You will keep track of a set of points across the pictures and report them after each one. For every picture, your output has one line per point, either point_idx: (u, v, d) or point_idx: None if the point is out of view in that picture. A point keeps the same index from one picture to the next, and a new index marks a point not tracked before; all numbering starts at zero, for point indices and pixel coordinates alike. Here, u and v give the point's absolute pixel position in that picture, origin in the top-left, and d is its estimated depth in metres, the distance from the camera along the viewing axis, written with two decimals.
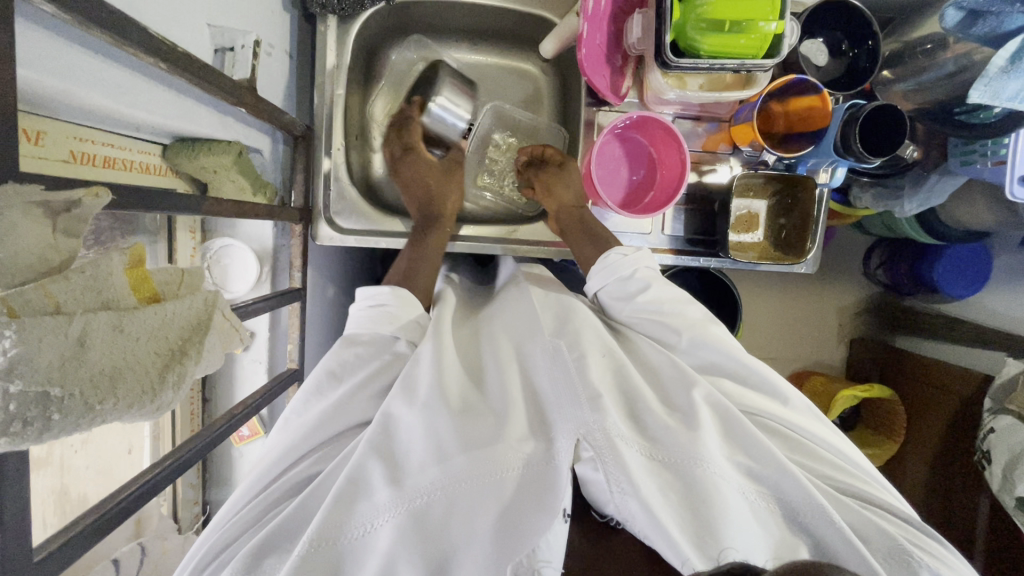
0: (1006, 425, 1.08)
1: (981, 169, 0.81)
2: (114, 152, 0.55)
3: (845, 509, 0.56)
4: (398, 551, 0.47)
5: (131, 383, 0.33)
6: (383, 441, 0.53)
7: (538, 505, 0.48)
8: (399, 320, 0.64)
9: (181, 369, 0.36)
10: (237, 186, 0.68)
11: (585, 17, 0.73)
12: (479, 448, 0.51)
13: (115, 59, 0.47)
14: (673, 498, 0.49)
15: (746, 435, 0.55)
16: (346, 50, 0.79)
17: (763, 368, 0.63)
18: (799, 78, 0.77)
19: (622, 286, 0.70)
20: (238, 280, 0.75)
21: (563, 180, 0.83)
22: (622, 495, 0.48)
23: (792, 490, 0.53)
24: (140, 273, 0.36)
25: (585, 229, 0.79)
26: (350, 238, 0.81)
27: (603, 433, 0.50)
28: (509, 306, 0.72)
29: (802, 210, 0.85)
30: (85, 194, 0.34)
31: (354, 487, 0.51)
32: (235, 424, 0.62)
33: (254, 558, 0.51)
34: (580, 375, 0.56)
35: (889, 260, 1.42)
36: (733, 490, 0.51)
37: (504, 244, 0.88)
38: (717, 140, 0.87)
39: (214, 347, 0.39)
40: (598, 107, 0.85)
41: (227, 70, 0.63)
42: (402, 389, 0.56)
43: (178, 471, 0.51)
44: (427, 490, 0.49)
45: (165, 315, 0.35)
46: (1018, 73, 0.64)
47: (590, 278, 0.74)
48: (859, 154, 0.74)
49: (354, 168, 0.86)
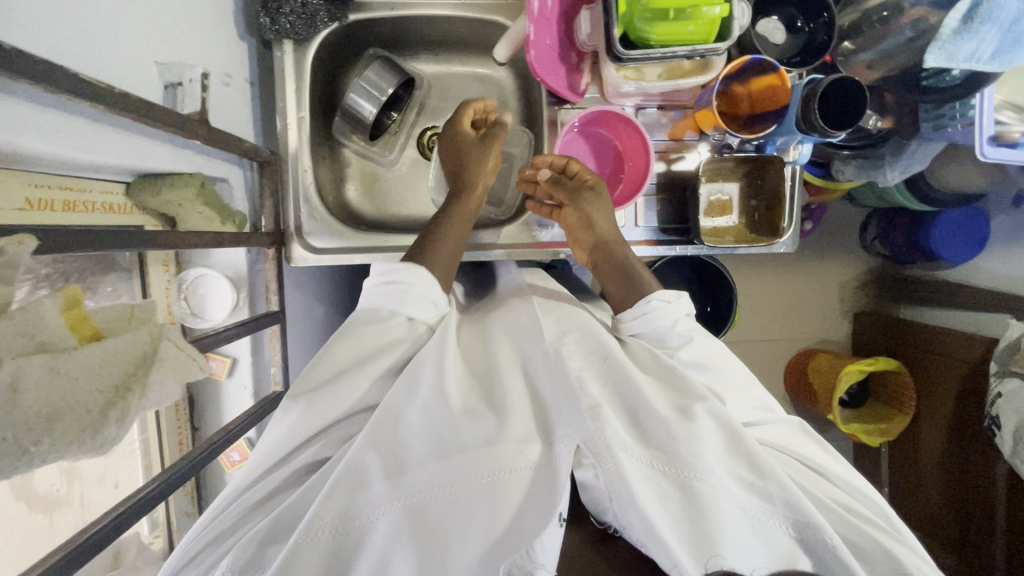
0: (1013, 388, 1.06)
1: (952, 133, 0.81)
2: (73, 195, 0.57)
3: (836, 521, 0.59)
4: (396, 545, 0.51)
5: (71, 422, 0.35)
6: (384, 440, 0.57)
7: (539, 504, 0.49)
8: (410, 295, 0.67)
9: (124, 404, 0.38)
10: (204, 216, 0.69)
11: (531, 20, 0.73)
12: (478, 448, 0.53)
13: (52, 105, 0.48)
14: (675, 509, 0.50)
15: (748, 449, 0.56)
16: (304, 72, 0.80)
17: (757, 396, 0.68)
18: (755, 58, 0.76)
19: (662, 337, 0.71)
20: (215, 307, 0.76)
21: (597, 207, 0.80)
22: (623, 505, 0.50)
23: (792, 507, 0.54)
24: (79, 315, 0.38)
25: (619, 269, 0.77)
26: (324, 256, 0.82)
27: (603, 441, 0.51)
28: (512, 311, 0.73)
29: (773, 188, 0.85)
30: (10, 242, 0.35)
31: (356, 480, 0.54)
32: (215, 449, 0.64)
33: (263, 541, 0.55)
34: (579, 386, 0.56)
35: (885, 230, 1.40)
36: (733, 504, 0.52)
37: (504, 250, 0.88)
38: (684, 127, 0.86)
39: (160, 381, 0.41)
40: (559, 106, 0.85)
41: (179, 106, 0.63)
42: (405, 385, 0.61)
43: (164, 491, 0.55)
44: (424, 485, 0.52)
45: (106, 353, 0.38)
46: (971, 33, 0.63)
47: (624, 318, 0.73)
48: (821, 129, 0.73)
49: (326, 188, 0.87)
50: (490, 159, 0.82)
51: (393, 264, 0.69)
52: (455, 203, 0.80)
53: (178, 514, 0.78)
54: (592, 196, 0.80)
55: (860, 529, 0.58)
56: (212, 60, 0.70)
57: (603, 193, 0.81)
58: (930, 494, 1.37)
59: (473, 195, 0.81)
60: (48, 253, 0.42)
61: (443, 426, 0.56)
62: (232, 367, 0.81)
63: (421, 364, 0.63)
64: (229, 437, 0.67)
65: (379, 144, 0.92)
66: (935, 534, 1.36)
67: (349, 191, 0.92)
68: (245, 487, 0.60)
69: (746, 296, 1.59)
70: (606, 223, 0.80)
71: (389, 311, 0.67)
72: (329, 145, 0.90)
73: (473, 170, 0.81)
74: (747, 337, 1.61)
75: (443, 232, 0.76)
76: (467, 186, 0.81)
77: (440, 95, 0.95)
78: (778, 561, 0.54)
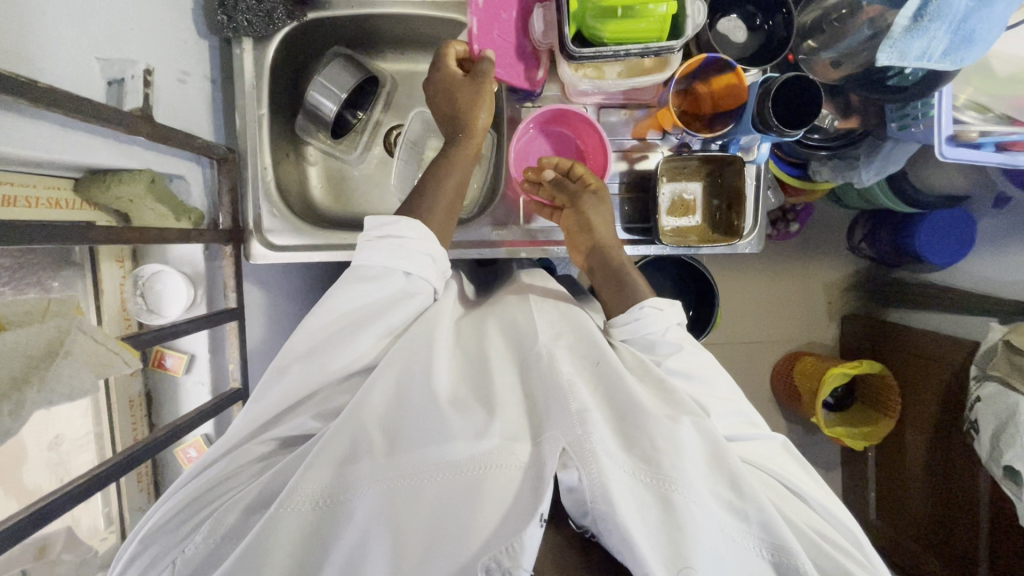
0: (991, 392, 1.04)
1: (915, 132, 0.81)
2: (16, 190, 0.57)
3: (811, 549, 0.58)
4: (371, 531, 0.51)
5: None
6: (370, 428, 0.57)
7: (517, 508, 0.49)
8: (406, 252, 0.64)
9: (21, 394, 0.43)
10: (157, 213, 0.69)
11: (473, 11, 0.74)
12: (463, 441, 0.53)
13: None
14: (652, 521, 0.50)
15: (731, 468, 0.55)
16: (264, 69, 0.80)
17: (749, 411, 0.67)
18: (711, 57, 0.75)
19: (652, 344, 0.69)
20: (171, 304, 0.76)
21: (596, 208, 0.79)
22: (603, 511, 0.49)
23: (767, 530, 0.53)
24: None
25: (613, 276, 0.77)
26: (282, 254, 0.81)
27: (589, 446, 0.51)
28: (509, 307, 0.74)
29: (733, 187, 0.84)
30: None
31: (350, 454, 0.55)
32: (152, 449, 0.64)
33: (244, 515, 0.56)
34: (568, 390, 0.56)
35: (871, 232, 1.40)
36: (710, 522, 0.52)
37: (505, 249, 0.87)
38: (646, 126, 0.85)
39: (65, 373, 0.46)
40: (521, 104, 0.86)
41: (122, 103, 0.63)
42: (400, 370, 0.61)
43: (88, 491, 0.55)
44: (405, 473, 0.53)
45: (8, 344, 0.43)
46: (921, 32, 0.62)
47: (616, 328, 0.71)
48: (776, 129, 0.72)
49: (288, 185, 0.87)
50: (483, 108, 0.76)
51: (385, 218, 0.65)
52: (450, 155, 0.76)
53: (132, 509, 0.79)
54: (596, 199, 0.79)
55: (835, 558, 0.58)
56: (166, 57, 0.70)
57: (603, 194, 0.79)
58: (914, 499, 1.35)
59: (467, 147, 0.76)
60: None
61: (431, 419, 0.56)
62: (189, 363, 0.81)
63: (414, 354, 0.62)
64: (184, 425, 0.68)
65: (344, 141, 0.91)
66: (919, 539, 1.34)
67: (315, 189, 0.92)
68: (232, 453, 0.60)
69: (730, 298, 1.58)
70: (605, 229, 0.80)
71: (384, 266, 0.63)
72: (294, 143, 0.90)
73: (467, 116, 0.76)
74: (731, 340, 1.60)
75: (443, 181, 0.73)
76: (462, 134, 0.77)
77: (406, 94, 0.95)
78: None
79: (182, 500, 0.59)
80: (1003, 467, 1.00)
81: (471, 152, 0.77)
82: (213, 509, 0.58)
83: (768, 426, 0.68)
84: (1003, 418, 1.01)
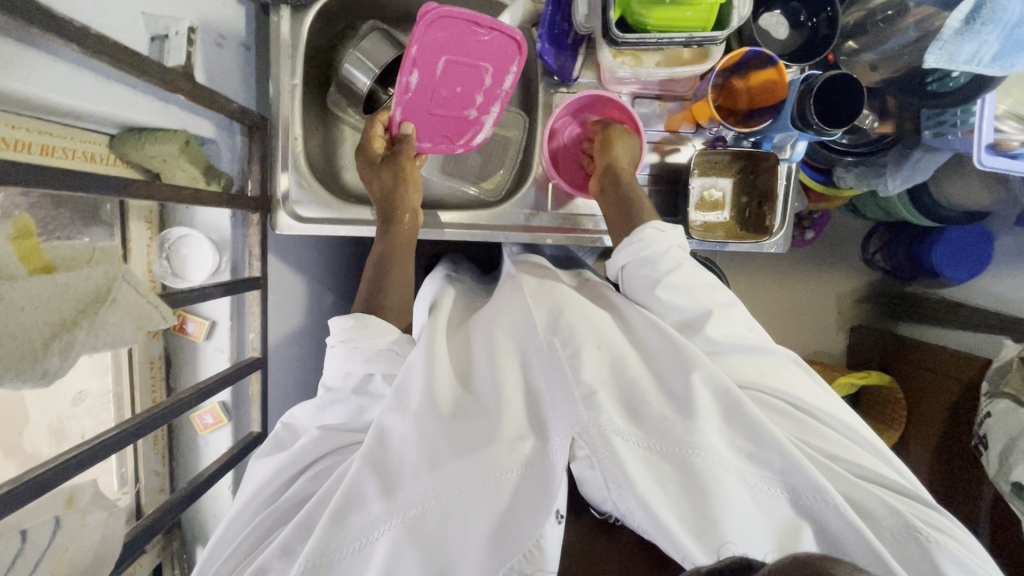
0: (1003, 409, 1.03)
1: (952, 140, 0.79)
2: (54, 140, 0.57)
3: (842, 484, 0.58)
4: (398, 561, 0.50)
5: (12, 348, 0.39)
6: (377, 459, 0.56)
7: (533, 508, 0.50)
8: (366, 351, 0.65)
9: (67, 340, 0.42)
10: (189, 174, 0.69)
11: (398, 103, 0.76)
12: (472, 452, 0.53)
13: (30, 42, 0.48)
14: (674, 489, 0.51)
15: (747, 420, 0.55)
16: (301, 37, 0.79)
17: (768, 349, 0.66)
18: (754, 50, 0.75)
19: (653, 264, 0.68)
20: (195, 269, 0.77)
21: (625, 140, 0.79)
22: (621, 492, 0.50)
23: (791, 473, 0.54)
24: (27, 246, 0.42)
25: (620, 201, 0.74)
26: (309, 226, 0.82)
27: (598, 429, 0.52)
28: (499, 306, 0.71)
29: (765, 184, 0.84)
30: None
31: (348, 501, 0.53)
32: (190, 401, 0.65)
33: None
34: (573, 374, 0.56)
35: (888, 243, 1.35)
36: (732, 477, 0.53)
37: (529, 235, 0.88)
38: (680, 119, 0.85)
39: (111, 321, 0.45)
40: (557, 89, 0.86)
41: (164, 59, 0.63)
42: (395, 402, 0.59)
43: (126, 441, 0.56)
44: (420, 499, 0.51)
45: (53, 287, 0.42)
46: (972, 35, 0.62)
47: (618, 252, 0.71)
48: (817, 127, 0.72)
49: (316, 157, 0.86)
50: (412, 184, 0.78)
51: (343, 321, 0.66)
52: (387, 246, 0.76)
53: (146, 470, 0.80)
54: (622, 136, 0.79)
55: (869, 492, 0.57)
56: (206, 18, 0.70)
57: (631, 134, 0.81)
58: None
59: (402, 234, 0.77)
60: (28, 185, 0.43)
61: (438, 428, 0.55)
62: (210, 330, 0.81)
63: (412, 372, 0.61)
64: (202, 394, 0.67)
65: None
66: None
67: (343, 161, 0.91)
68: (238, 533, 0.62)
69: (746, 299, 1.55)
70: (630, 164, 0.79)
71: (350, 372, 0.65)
72: (324, 116, 0.89)
73: (398, 198, 0.77)
74: None
75: (388, 268, 0.74)
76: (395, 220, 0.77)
77: None
78: (783, 530, 0.54)
79: (234, 552, 0.60)
80: (1011, 483, 0.99)
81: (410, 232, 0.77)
82: None
83: (773, 344, 0.67)
84: (1014, 435, 1.00)
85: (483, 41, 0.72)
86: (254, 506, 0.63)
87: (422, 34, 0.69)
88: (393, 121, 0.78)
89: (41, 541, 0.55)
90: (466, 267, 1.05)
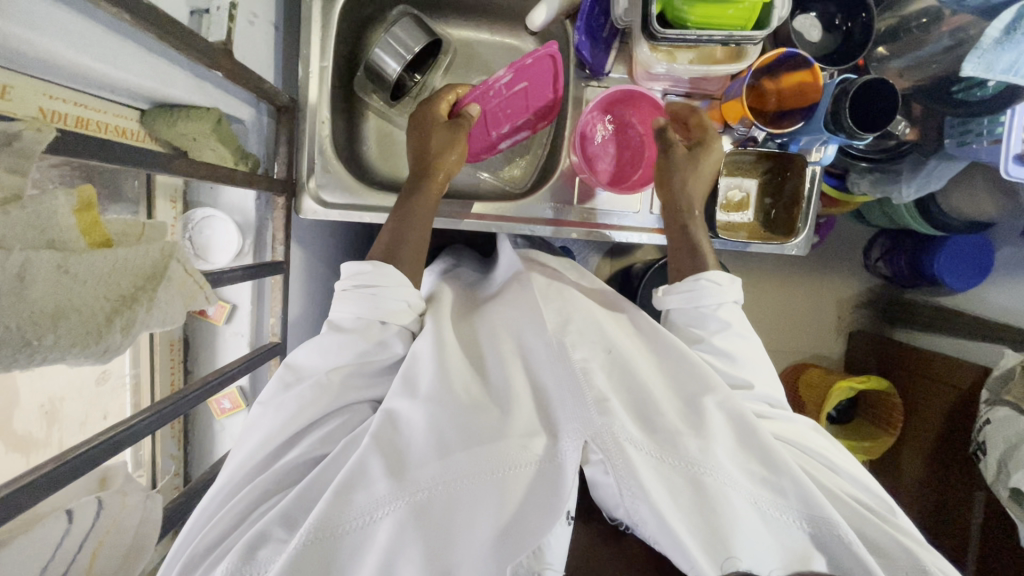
0: (1003, 416, 1.01)
1: (977, 150, 0.79)
2: (88, 113, 0.57)
3: (851, 515, 0.58)
4: (401, 545, 0.49)
5: (75, 324, 0.37)
6: (384, 439, 0.55)
7: (542, 506, 0.49)
8: (383, 296, 0.62)
9: (130, 315, 0.40)
10: (217, 153, 0.69)
11: (511, 68, 0.75)
12: (482, 443, 0.52)
13: (74, 7, 0.47)
14: (685, 503, 0.50)
15: (761, 444, 0.55)
16: (332, 17, 0.77)
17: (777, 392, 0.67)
18: (790, 52, 0.74)
19: (699, 317, 0.68)
20: (219, 251, 0.77)
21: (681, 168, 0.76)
22: (634, 501, 0.49)
23: (805, 500, 0.53)
24: (89, 218, 0.39)
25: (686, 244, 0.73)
26: (334, 211, 0.79)
27: (612, 436, 0.51)
28: (508, 298, 0.71)
29: (792, 189, 0.84)
30: (27, 128, 0.36)
31: (353, 477, 0.52)
32: (212, 387, 0.64)
33: (248, 550, 0.51)
34: (584, 378, 0.55)
35: (889, 252, 1.34)
36: (743, 499, 0.52)
37: (541, 226, 0.86)
38: (708, 118, 0.85)
39: (168, 299, 0.43)
40: (588, 82, 0.85)
41: (203, 33, 0.62)
42: (403, 385, 0.59)
43: (156, 424, 0.55)
44: (426, 484, 0.51)
45: (115, 261, 0.39)
46: (1011, 44, 0.63)
47: (668, 292, 0.71)
48: (850, 130, 0.72)
49: (342, 141, 0.85)
50: (457, 151, 0.73)
51: (361, 266, 0.63)
52: (410, 205, 0.70)
53: (163, 454, 0.80)
54: (686, 154, 0.76)
55: (876, 525, 0.57)
56: None
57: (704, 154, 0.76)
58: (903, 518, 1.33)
59: (433, 189, 0.72)
60: (76, 155, 0.42)
61: (447, 420, 0.55)
62: (231, 314, 0.82)
63: (419, 362, 0.60)
64: (224, 379, 0.66)
65: (400, 105, 0.89)
66: None
67: (365, 147, 0.90)
68: (213, 510, 0.57)
69: (748, 302, 1.49)
70: (696, 183, 0.75)
71: (363, 317, 0.62)
72: (349, 99, 0.88)
73: (436, 157, 0.72)
74: None
75: (409, 222, 0.69)
76: (429, 172, 0.72)
77: (466, 61, 0.93)
78: (787, 552, 0.53)
79: (227, 516, 0.55)
80: (1008, 489, 0.97)
81: (437, 193, 0.72)
82: (215, 568, 0.53)
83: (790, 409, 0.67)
84: (1013, 441, 0.98)
85: (547, 94, 0.81)
86: (230, 486, 0.57)
87: (539, 58, 0.76)
88: (466, 100, 0.77)
89: (85, 520, 0.54)
90: (466, 256, 1.03)
